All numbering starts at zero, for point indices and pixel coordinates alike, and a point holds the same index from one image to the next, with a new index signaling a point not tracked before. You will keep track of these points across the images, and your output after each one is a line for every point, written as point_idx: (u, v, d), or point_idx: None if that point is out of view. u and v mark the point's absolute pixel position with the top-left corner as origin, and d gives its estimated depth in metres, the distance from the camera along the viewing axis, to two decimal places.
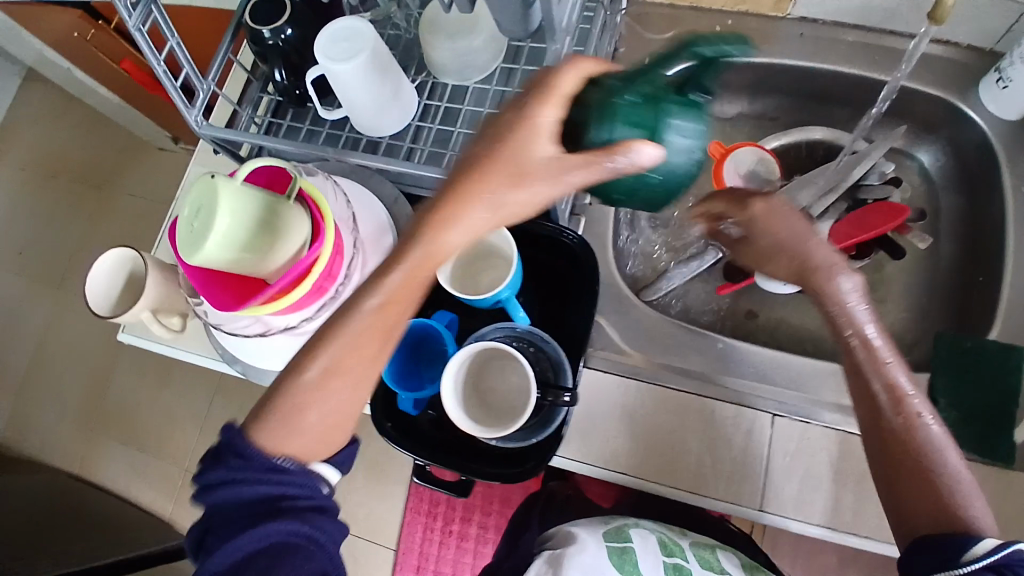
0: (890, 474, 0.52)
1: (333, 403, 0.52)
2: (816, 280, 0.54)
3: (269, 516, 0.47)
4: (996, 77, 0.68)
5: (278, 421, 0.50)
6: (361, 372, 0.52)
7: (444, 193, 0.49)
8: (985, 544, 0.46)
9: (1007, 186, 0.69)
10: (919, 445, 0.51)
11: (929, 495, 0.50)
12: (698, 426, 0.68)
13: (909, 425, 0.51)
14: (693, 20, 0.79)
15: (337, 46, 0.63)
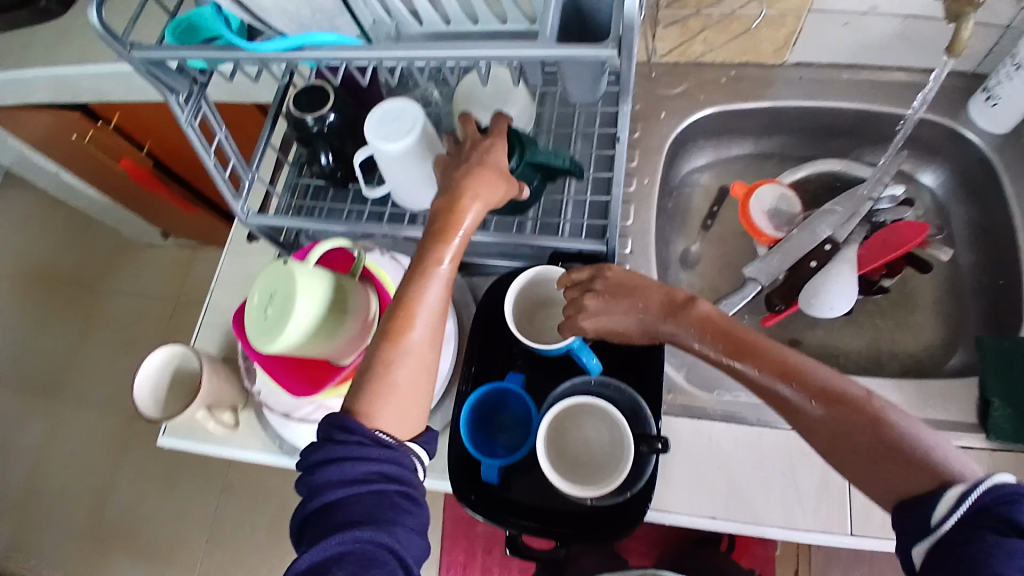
0: (835, 451, 0.49)
1: (416, 357, 0.53)
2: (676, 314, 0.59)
3: (369, 506, 0.46)
4: (985, 96, 0.76)
5: (371, 384, 0.51)
6: (432, 323, 0.54)
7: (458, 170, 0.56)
8: (952, 492, 0.43)
9: (1012, 193, 0.76)
10: (837, 411, 0.49)
11: (870, 456, 0.47)
12: (775, 456, 0.69)
13: (812, 396, 0.50)
14: (698, 74, 0.85)
15: (388, 127, 0.65)
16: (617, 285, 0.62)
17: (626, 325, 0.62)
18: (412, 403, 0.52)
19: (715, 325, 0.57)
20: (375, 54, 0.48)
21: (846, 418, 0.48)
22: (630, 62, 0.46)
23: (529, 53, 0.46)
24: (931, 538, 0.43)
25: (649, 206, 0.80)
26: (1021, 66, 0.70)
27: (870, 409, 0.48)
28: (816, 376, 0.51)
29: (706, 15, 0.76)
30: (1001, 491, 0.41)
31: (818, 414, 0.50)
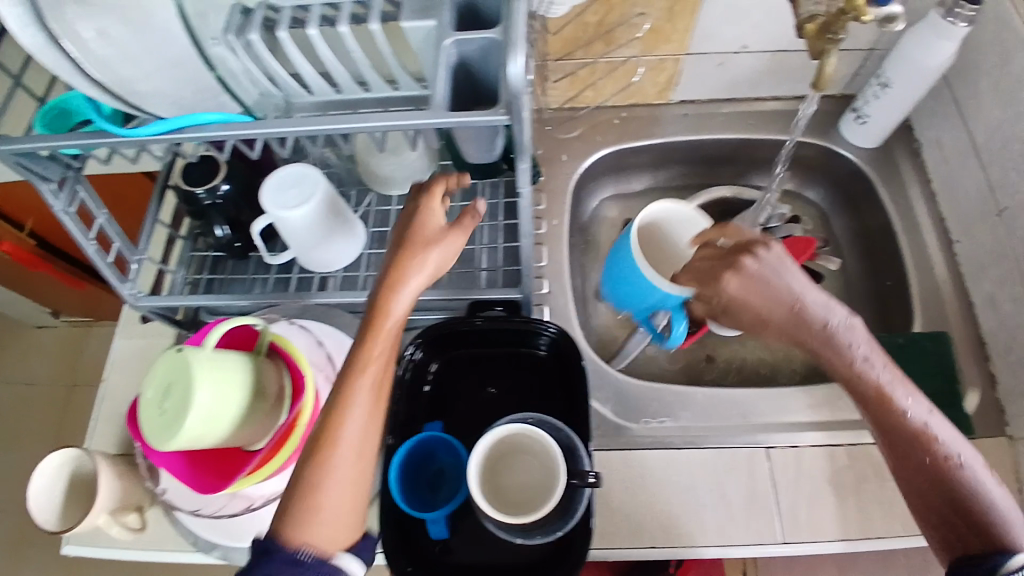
0: (935, 509, 0.53)
1: (346, 471, 0.49)
2: (813, 318, 0.56)
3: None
4: (854, 115, 0.83)
5: (297, 508, 0.48)
6: (365, 428, 0.50)
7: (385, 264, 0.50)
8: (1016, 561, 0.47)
9: (887, 199, 0.83)
10: (942, 480, 0.53)
11: (954, 519, 0.52)
12: (706, 476, 0.70)
13: (917, 458, 0.53)
14: (594, 117, 0.89)
15: (286, 193, 0.64)
16: (763, 273, 0.57)
17: (770, 308, 0.57)
18: (343, 517, 0.49)
19: (854, 366, 0.55)
20: (261, 131, 0.48)
21: (951, 488, 0.52)
22: (521, 124, 0.47)
23: (420, 121, 0.48)
24: None
25: (560, 244, 0.82)
26: (885, 86, 0.78)
27: (967, 481, 0.52)
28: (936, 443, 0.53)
29: (594, 63, 0.82)
30: None
31: (919, 472, 0.53)
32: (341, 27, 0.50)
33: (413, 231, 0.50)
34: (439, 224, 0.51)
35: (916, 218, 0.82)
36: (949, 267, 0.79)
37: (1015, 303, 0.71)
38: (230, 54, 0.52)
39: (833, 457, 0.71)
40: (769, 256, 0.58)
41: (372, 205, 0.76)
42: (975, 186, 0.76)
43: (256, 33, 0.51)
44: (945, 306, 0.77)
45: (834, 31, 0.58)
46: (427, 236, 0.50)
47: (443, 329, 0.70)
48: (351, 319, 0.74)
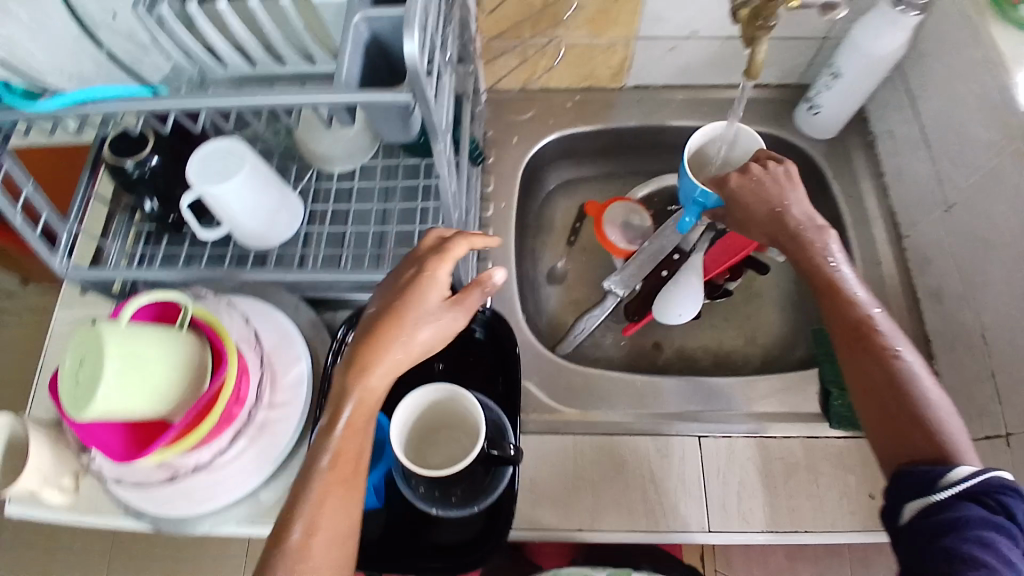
0: (881, 412, 0.57)
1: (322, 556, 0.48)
2: (795, 230, 0.63)
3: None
4: (807, 105, 0.82)
5: None
6: (341, 506, 0.50)
7: (366, 336, 0.51)
8: (960, 471, 0.50)
9: (837, 191, 0.82)
10: (900, 390, 0.56)
11: (904, 428, 0.55)
12: (638, 463, 0.70)
13: (879, 368, 0.57)
14: (547, 99, 0.89)
15: (213, 168, 0.64)
16: (764, 178, 0.65)
17: (755, 206, 0.64)
18: None
19: (813, 259, 0.62)
20: (168, 104, 0.49)
21: (905, 395, 0.56)
22: (425, 104, 0.47)
23: (327, 98, 0.48)
24: (927, 500, 0.51)
25: (506, 227, 0.82)
26: (838, 76, 0.76)
27: (922, 397, 0.56)
28: (898, 359, 0.57)
29: (543, 44, 0.81)
30: (998, 484, 0.49)
31: (879, 381, 0.57)
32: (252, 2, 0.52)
33: (407, 301, 0.51)
34: (439, 295, 0.53)
35: (866, 211, 0.81)
36: (896, 261, 0.78)
37: (958, 299, 0.70)
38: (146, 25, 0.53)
39: (763, 448, 0.71)
40: (775, 169, 0.66)
41: (312, 180, 0.78)
42: (924, 178, 0.75)
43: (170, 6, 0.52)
44: (889, 300, 0.77)
45: (765, 18, 0.56)
46: (425, 309, 0.52)
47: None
48: (290, 296, 0.74)
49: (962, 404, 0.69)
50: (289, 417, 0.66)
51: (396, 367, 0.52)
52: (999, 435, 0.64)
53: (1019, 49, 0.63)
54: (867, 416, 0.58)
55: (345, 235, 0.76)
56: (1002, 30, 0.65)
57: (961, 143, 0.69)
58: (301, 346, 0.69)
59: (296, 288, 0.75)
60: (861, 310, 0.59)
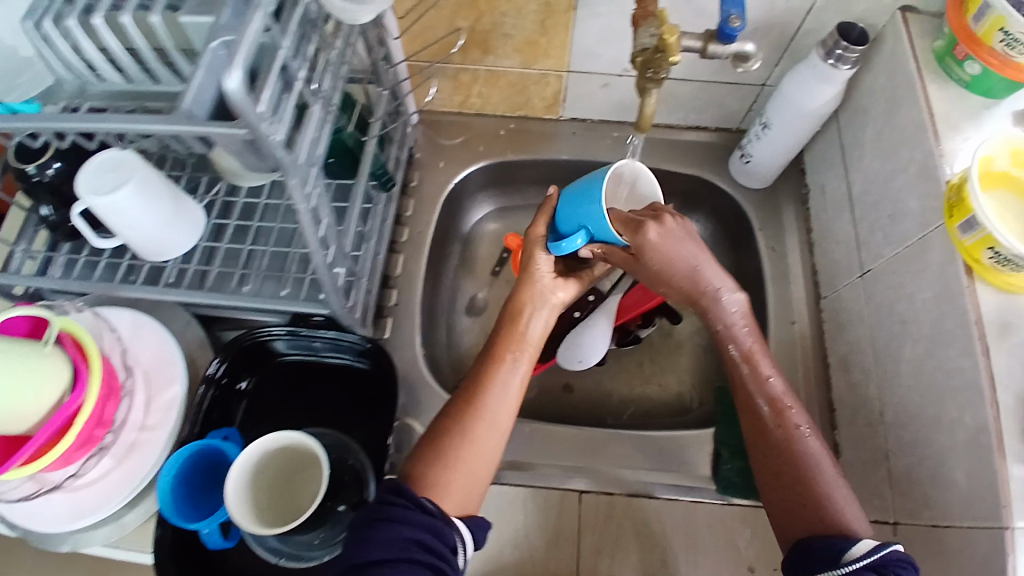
0: (786, 485, 0.57)
1: (476, 452, 0.63)
2: (705, 301, 0.63)
3: (401, 569, 0.52)
4: (740, 153, 0.78)
5: (438, 471, 0.60)
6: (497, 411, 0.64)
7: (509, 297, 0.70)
8: (861, 547, 0.50)
9: (762, 246, 0.79)
10: (802, 470, 0.57)
11: (805, 505, 0.56)
12: (515, 514, 0.70)
13: (785, 446, 0.58)
14: (480, 125, 0.86)
15: (101, 178, 0.63)
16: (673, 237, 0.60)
17: (678, 261, 0.61)
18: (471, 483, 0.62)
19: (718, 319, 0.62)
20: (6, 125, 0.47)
21: (810, 469, 0.56)
22: (265, 143, 0.45)
23: (167, 128, 0.46)
24: (832, 575, 0.50)
25: (419, 255, 0.80)
26: (767, 126, 0.72)
27: (824, 473, 0.56)
28: (800, 434, 0.58)
29: (472, 69, 0.78)
30: (897, 556, 0.48)
31: (783, 456, 0.58)
32: (123, 18, 0.52)
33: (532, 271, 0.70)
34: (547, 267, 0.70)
35: (788, 267, 0.78)
36: (812, 323, 0.75)
37: (861, 371, 0.67)
38: (39, 38, 0.53)
39: (645, 509, 0.70)
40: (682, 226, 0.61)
41: (221, 194, 0.75)
42: (845, 241, 0.71)
43: (72, 20, 0.52)
44: (799, 363, 0.74)
45: (654, 70, 0.55)
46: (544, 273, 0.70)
47: (252, 344, 0.67)
48: (185, 313, 0.74)
49: (856, 482, 0.66)
50: (157, 438, 0.66)
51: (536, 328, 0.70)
52: (887, 522, 0.61)
53: (952, 115, 0.58)
54: (773, 494, 0.57)
55: (244, 252, 0.74)
56: (938, 90, 0.59)
57: (881, 210, 0.65)
58: (177, 367, 0.68)
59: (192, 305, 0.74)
60: (769, 388, 0.61)
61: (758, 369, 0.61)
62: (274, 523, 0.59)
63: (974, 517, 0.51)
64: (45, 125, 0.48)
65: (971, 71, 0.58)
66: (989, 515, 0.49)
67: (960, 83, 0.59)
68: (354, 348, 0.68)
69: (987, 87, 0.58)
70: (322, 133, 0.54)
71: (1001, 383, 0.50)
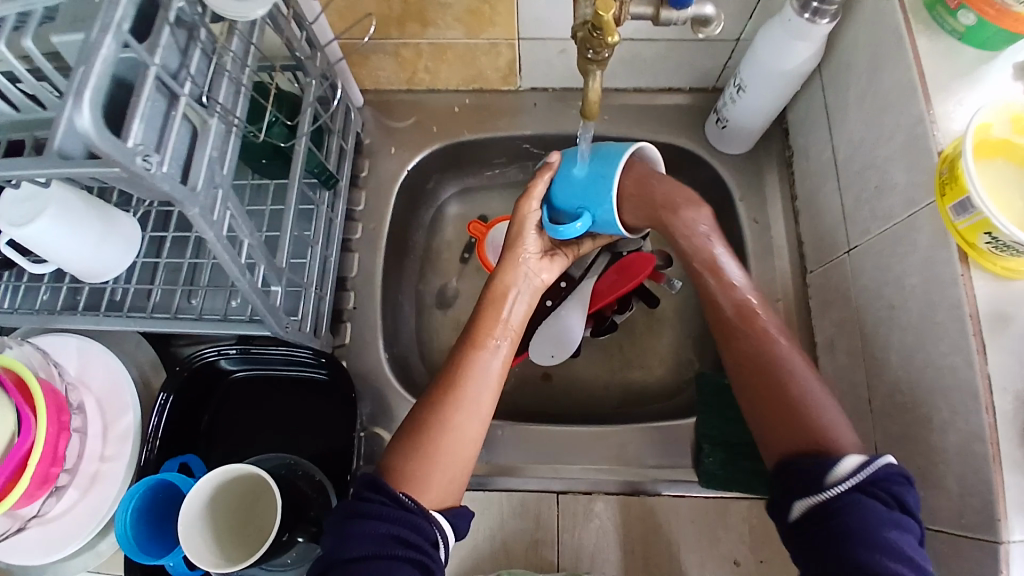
0: (767, 399, 0.54)
1: (458, 439, 0.56)
2: (670, 221, 0.59)
3: (381, 568, 0.47)
4: (715, 117, 0.73)
5: (415, 462, 0.54)
6: (481, 393, 0.58)
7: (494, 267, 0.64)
8: (847, 464, 0.47)
9: (744, 217, 0.73)
10: (782, 381, 0.54)
11: (789, 419, 0.52)
12: (490, 519, 0.68)
13: (762, 359, 0.55)
14: (434, 103, 0.79)
15: (16, 207, 0.58)
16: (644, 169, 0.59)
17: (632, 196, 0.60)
18: (453, 472, 0.55)
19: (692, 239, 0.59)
20: None
21: (782, 377, 0.54)
22: (144, 178, 0.41)
23: (39, 170, 0.42)
24: (820, 498, 0.47)
25: (377, 252, 0.75)
26: (741, 89, 0.67)
27: (799, 380, 0.54)
28: (772, 341, 0.56)
29: (415, 44, 0.71)
30: (887, 468, 0.46)
31: (760, 370, 0.55)
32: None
33: (514, 235, 0.64)
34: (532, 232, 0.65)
35: (771, 241, 0.72)
36: (798, 299, 0.71)
37: (848, 356, 0.63)
38: None
39: (625, 507, 0.67)
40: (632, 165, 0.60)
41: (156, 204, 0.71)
42: (832, 212, 0.65)
43: None
44: None
45: (595, 50, 0.47)
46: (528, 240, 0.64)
47: (198, 367, 0.65)
48: (136, 333, 0.70)
49: None
50: (116, 470, 0.63)
51: (522, 297, 0.65)
52: None
53: (942, 75, 0.52)
54: (755, 413, 0.55)
55: (187, 266, 0.70)
56: (927, 45, 0.53)
57: (870, 182, 0.59)
58: (132, 395, 0.66)
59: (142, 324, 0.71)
60: (740, 294, 0.58)
61: (724, 273, 0.59)
62: (251, 553, 0.56)
63: (965, 527, 0.48)
64: None
65: (965, 21, 0.51)
66: (985, 527, 0.46)
67: (954, 34, 0.52)
68: (304, 361, 0.66)
69: (982, 40, 0.51)
70: (227, 148, 0.50)
71: (998, 385, 0.46)
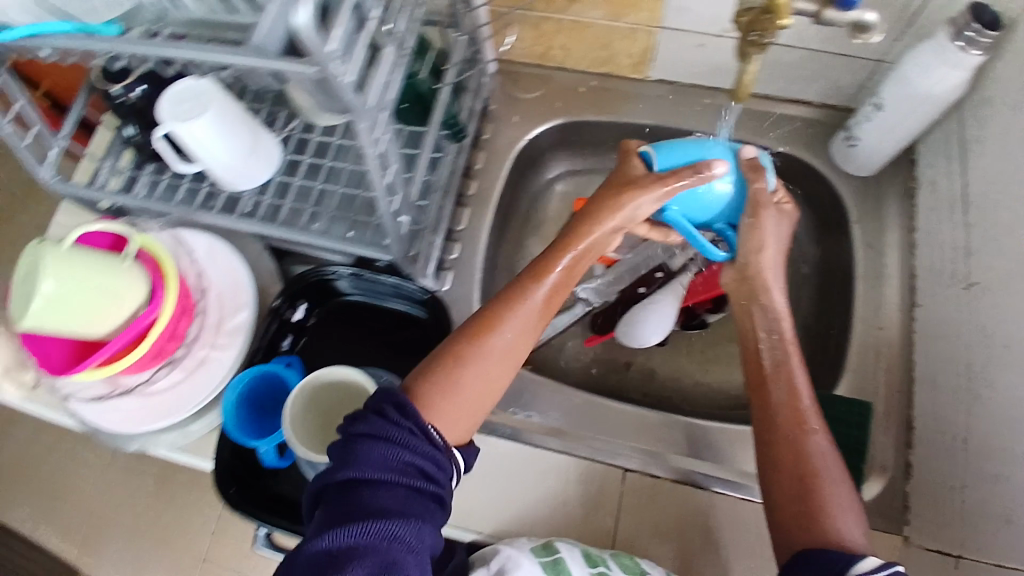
0: (799, 488, 0.56)
1: (483, 380, 0.57)
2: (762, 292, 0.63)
3: (403, 496, 0.48)
4: (845, 135, 0.72)
5: (440, 394, 0.55)
6: (524, 345, 0.59)
7: (585, 209, 0.60)
8: (868, 561, 0.48)
9: (858, 241, 0.73)
10: (810, 481, 0.56)
11: (810, 518, 0.55)
12: (554, 482, 0.69)
13: (795, 454, 0.57)
14: (561, 80, 0.82)
15: (183, 106, 0.64)
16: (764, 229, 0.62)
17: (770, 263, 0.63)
18: (468, 409, 0.56)
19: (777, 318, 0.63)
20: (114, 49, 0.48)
21: (807, 471, 0.57)
22: (335, 82, 0.45)
23: (240, 61, 0.46)
24: None
25: (485, 211, 0.78)
26: (879, 107, 0.67)
27: (827, 481, 0.56)
28: (812, 438, 0.58)
29: (556, 19, 0.74)
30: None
31: (791, 456, 0.57)
32: None
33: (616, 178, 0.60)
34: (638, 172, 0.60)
35: (883, 268, 0.72)
36: (901, 329, 0.69)
37: (948, 392, 0.62)
38: None
39: (691, 500, 0.67)
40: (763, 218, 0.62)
41: (297, 130, 0.77)
42: (954, 245, 0.65)
43: None
44: (880, 370, 0.69)
45: (759, 33, 0.50)
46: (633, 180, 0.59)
47: (316, 281, 0.70)
48: (258, 244, 0.77)
49: (923, 505, 0.62)
50: (225, 359, 0.68)
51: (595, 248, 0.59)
52: (950, 555, 0.57)
53: None
54: (778, 493, 0.57)
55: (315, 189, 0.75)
56: None
57: (1003, 218, 0.58)
58: (248, 293, 0.70)
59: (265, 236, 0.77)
60: (794, 393, 0.60)
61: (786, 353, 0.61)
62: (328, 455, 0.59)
63: None
64: (143, 49, 0.48)
65: None
66: None
67: None
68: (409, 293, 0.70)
69: None
70: (394, 76, 0.54)
71: None
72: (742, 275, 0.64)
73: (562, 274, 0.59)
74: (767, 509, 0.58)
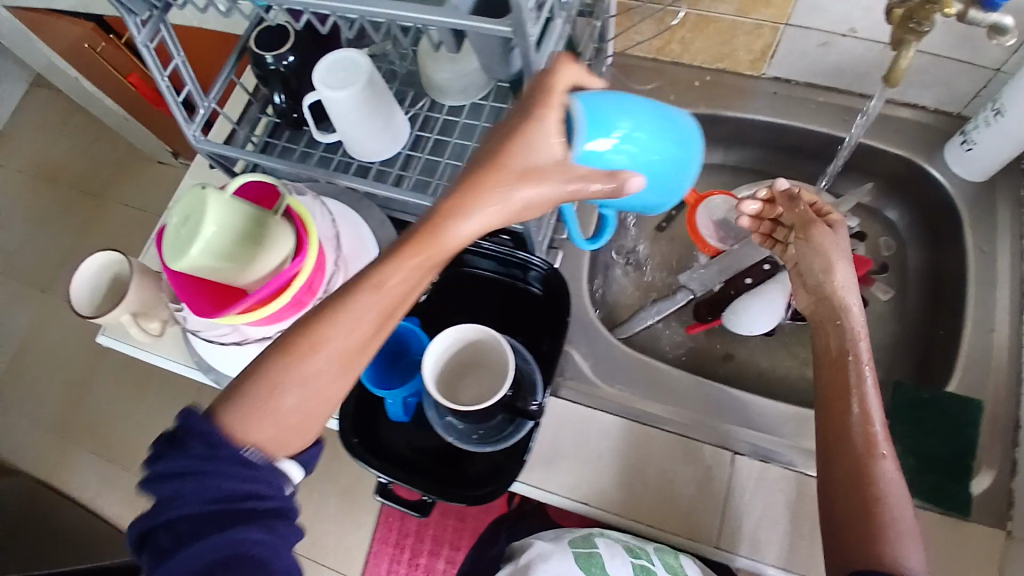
0: (857, 508, 0.56)
1: (311, 388, 0.47)
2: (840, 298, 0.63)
3: (236, 522, 0.43)
4: (961, 139, 0.74)
5: (250, 407, 0.46)
6: (367, 347, 0.49)
7: (462, 182, 0.46)
8: None
9: (969, 245, 0.75)
10: (867, 503, 0.55)
11: (867, 538, 0.54)
12: (663, 460, 0.70)
13: (858, 471, 0.57)
14: (677, 74, 0.85)
15: (336, 75, 0.68)
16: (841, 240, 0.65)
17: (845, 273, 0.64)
18: (295, 424, 0.48)
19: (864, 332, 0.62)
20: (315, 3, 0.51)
21: (872, 492, 0.56)
22: (524, 40, 0.48)
23: (435, 18, 0.48)
24: None
25: None
26: (1000, 113, 0.68)
27: (888, 504, 0.55)
28: (878, 462, 0.57)
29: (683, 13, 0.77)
30: None
31: (847, 477, 0.57)
32: None
33: (508, 147, 0.46)
34: (546, 139, 0.47)
35: (994, 272, 0.73)
36: (1013, 331, 0.70)
37: None
38: None
39: (799, 486, 0.68)
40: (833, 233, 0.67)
41: (424, 109, 0.80)
42: None
43: None
44: (989, 371, 0.70)
45: (918, 21, 0.53)
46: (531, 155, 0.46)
47: None
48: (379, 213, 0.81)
49: None
50: None
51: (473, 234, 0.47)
52: None
53: None
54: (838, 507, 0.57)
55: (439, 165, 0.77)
56: None
57: None
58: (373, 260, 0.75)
59: (387, 208, 0.82)
60: (868, 418, 0.58)
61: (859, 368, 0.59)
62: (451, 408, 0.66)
63: None
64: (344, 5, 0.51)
65: None
66: None
67: None
68: (531, 270, 0.73)
69: None
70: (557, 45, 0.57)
71: None
72: (822, 295, 0.64)
73: (413, 273, 0.47)
74: (825, 517, 0.58)
